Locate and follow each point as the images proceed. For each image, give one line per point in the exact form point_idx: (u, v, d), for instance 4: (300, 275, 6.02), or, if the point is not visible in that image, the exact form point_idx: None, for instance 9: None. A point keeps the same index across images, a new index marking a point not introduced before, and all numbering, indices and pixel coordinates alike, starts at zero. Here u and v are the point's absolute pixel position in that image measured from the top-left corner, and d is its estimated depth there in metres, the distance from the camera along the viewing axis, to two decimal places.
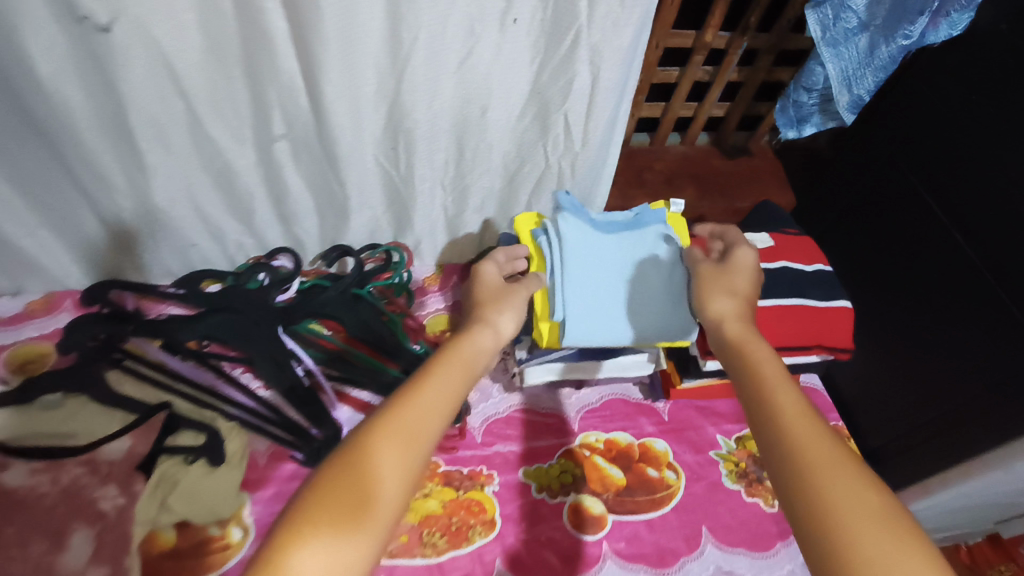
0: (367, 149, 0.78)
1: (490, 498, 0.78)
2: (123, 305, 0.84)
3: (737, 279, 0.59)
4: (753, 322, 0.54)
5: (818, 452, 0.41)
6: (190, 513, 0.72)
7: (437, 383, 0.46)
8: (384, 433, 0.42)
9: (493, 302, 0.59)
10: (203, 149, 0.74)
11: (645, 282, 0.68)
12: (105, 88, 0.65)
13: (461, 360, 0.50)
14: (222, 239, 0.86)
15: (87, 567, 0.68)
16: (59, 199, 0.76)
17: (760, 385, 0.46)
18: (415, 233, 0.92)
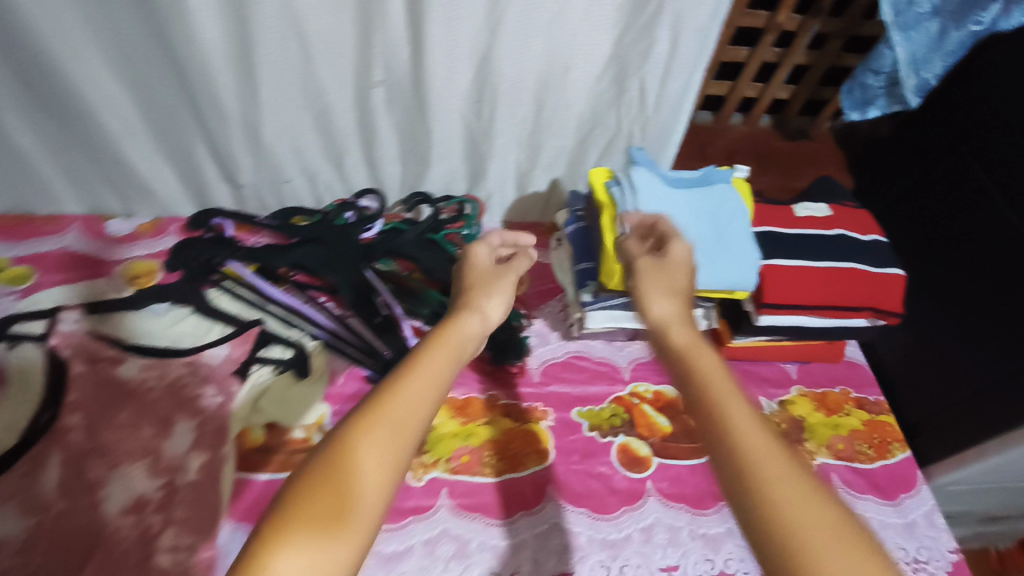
0: (455, 100, 0.85)
1: (544, 431, 0.85)
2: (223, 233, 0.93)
3: (677, 277, 0.61)
4: (694, 321, 0.56)
5: (764, 450, 0.43)
6: (279, 415, 0.80)
7: (415, 381, 0.48)
8: (363, 434, 0.43)
9: (480, 287, 0.64)
10: (309, 90, 0.82)
11: (714, 232, 0.73)
12: (237, 23, 0.73)
13: (445, 349, 0.53)
14: (313, 178, 0.93)
15: (189, 453, 0.75)
16: (178, 128, 0.85)
17: (707, 393, 0.48)
18: (488, 187, 0.98)
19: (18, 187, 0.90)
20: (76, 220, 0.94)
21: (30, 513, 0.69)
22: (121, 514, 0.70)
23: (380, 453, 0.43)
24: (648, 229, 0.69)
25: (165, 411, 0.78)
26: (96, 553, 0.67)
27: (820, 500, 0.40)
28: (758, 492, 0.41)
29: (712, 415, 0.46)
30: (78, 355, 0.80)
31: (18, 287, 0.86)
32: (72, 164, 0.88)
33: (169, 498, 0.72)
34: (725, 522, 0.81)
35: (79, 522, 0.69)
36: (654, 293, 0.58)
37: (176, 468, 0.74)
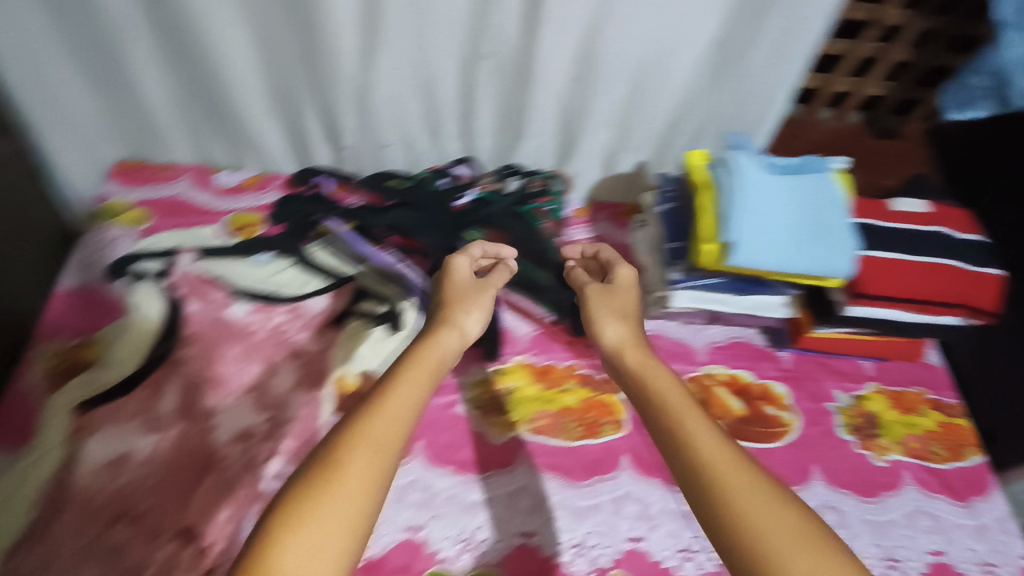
0: (558, 77, 0.86)
1: (620, 403, 0.87)
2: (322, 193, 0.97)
3: (621, 301, 0.72)
4: (644, 343, 0.66)
5: (714, 450, 0.50)
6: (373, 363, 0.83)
7: (399, 396, 0.52)
8: (355, 443, 0.47)
9: (460, 301, 0.69)
10: (422, 59, 0.84)
11: (816, 219, 0.72)
12: None
13: (426, 363, 0.57)
14: (412, 145, 0.96)
15: (292, 392, 0.80)
16: (291, 88, 0.89)
17: (666, 412, 0.55)
18: (576, 165, 1.00)
19: (139, 135, 0.96)
20: (188, 170, 0.99)
21: (152, 431, 0.75)
22: (231, 441, 0.75)
23: (367, 462, 0.46)
24: (592, 260, 0.85)
25: (269, 353, 0.83)
26: (209, 474, 0.73)
27: (763, 489, 0.47)
28: (714, 495, 0.47)
29: (669, 427, 0.53)
30: (191, 295, 0.86)
31: (137, 228, 0.92)
32: (191, 116, 0.93)
33: (273, 431, 0.77)
34: None
35: (194, 444, 0.75)
36: (604, 319, 0.69)
37: (279, 405, 0.79)
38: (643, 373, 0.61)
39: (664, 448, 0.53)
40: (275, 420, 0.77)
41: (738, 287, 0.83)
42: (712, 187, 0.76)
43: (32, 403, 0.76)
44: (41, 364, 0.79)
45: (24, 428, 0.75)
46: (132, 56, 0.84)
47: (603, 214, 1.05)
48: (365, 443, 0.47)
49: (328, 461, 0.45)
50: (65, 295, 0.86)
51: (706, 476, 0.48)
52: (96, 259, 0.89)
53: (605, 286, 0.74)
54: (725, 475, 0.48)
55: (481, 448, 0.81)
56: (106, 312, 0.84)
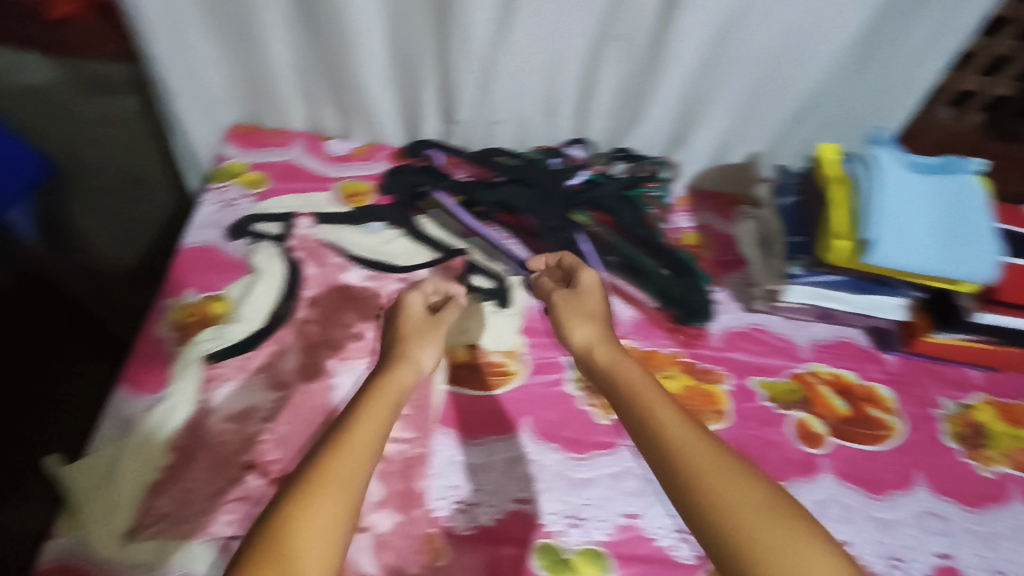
0: (686, 63, 0.85)
1: (724, 394, 0.87)
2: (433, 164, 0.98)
3: (589, 301, 0.69)
4: (613, 340, 0.63)
5: (683, 437, 0.50)
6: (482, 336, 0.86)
7: (352, 436, 0.50)
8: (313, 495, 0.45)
9: (415, 338, 0.65)
10: (553, 37, 0.84)
11: (956, 225, 0.71)
12: None
13: (386, 392, 0.56)
14: (523, 123, 0.96)
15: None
16: (415, 62, 0.89)
17: (639, 402, 0.54)
18: (685, 151, 1.00)
19: (259, 99, 0.97)
20: (301, 136, 1.01)
21: (275, 386, 0.77)
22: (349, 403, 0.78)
23: (338, 494, 0.46)
24: (557, 269, 0.79)
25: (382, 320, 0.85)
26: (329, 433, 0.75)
27: (742, 476, 0.47)
28: (700, 489, 0.47)
29: (640, 415, 0.53)
30: (308, 258, 0.87)
31: (254, 190, 0.94)
32: (312, 83, 0.94)
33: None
34: (899, 509, 0.80)
35: (314, 403, 0.77)
36: (573, 322, 0.66)
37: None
38: (613, 368, 0.60)
39: (637, 434, 0.53)
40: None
41: (860, 286, 0.83)
42: (848, 182, 0.76)
43: (163, 352, 0.79)
44: (169, 314, 0.82)
45: (153, 375, 0.77)
46: (267, 22, 0.86)
47: (705, 204, 1.05)
48: (334, 477, 0.46)
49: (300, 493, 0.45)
50: (190, 250, 0.88)
51: (678, 462, 0.49)
52: (218, 216, 0.91)
53: (570, 291, 0.70)
54: (695, 460, 0.49)
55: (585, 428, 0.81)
56: (230, 270, 0.86)
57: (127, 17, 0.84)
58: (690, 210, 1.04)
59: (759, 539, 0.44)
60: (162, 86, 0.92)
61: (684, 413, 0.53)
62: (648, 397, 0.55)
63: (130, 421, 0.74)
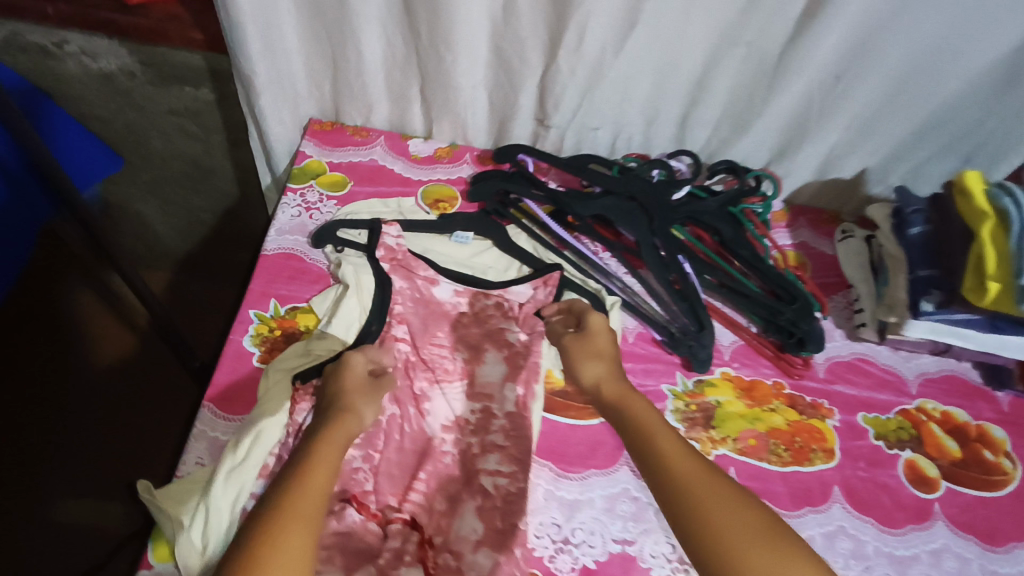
0: (813, 76, 0.78)
1: (830, 430, 0.83)
2: (521, 169, 0.91)
3: (599, 341, 0.74)
4: (621, 378, 0.69)
5: (683, 463, 0.59)
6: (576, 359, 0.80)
7: (317, 472, 0.56)
8: (286, 521, 0.50)
9: (354, 400, 0.67)
10: (671, 44, 0.76)
11: None
12: None
13: (338, 437, 0.61)
14: (621, 129, 0.90)
15: (502, 385, 0.77)
16: (516, 65, 0.81)
17: (648, 434, 0.62)
18: (790, 164, 0.92)
19: (341, 95, 0.91)
20: (380, 134, 0.96)
21: None
22: (443, 431, 0.74)
23: (304, 523, 0.51)
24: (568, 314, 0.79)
25: (474, 340, 0.81)
26: (426, 462, 0.72)
27: (732, 500, 0.55)
28: (695, 511, 0.55)
29: (648, 442, 0.62)
30: (395, 269, 0.82)
31: (336, 194, 0.89)
32: (398, 79, 0.88)
33: (487, 424, 0.75)
34: (1017, 563, 0.76)
35: (408, 429, 0.74)
36: (583, 363, 0.71)
37: (491, 397, 0.77)
38: (621, 404, 0.67)
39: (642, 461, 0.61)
40: (487, 412, 0.75)
41: (992, 325, 0.75)
42: (998, 216, 0.71)
43: (250, 369, 0.75)
44: (254, 328, 0.78)
45: (242, 394, 0.74)
46: (361, 17, 0.79)
47: (803, 221, 0.99)
48: (296, 511, 0.51)
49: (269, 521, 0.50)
50: (273, 256, 0.83)
51: (678, 486, 0.57)
52: (300, 221, 0.86)
53: (579, 335, 0.75)
54: (692, 486, 0.57)
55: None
56: (316, 279, 0.82)
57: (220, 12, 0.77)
58: (787, 226, 0.98)
59: (744, 554, 0.52)
60: (249, 79, 0.84)
61: (684, 441, 0.61)
62: (654, 426, 0.63)
63: (220, 445, 0.70)
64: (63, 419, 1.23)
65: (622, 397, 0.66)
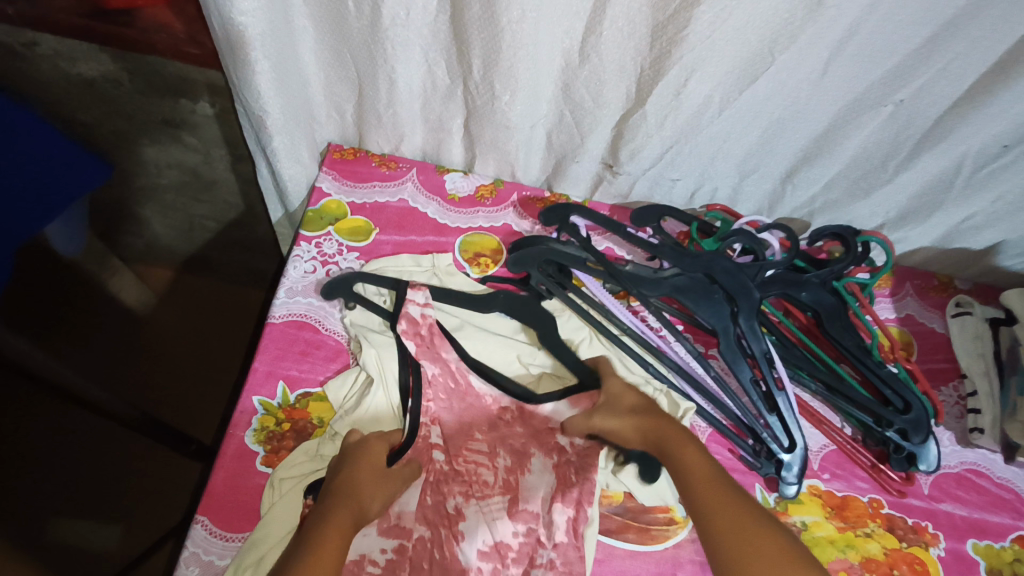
0: (971, 145, 0.63)
1: (934, 561, 0.69)
2: (572, 240, 0.74)
3: (625, 402, 0.64)
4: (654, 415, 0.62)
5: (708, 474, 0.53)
6: (637, 460, 0.66)
7: (340, 507, 0.52)
8: (320, 540, 0.48)
9: (373, 457, 0.59)
10: (795, 95, 0.61)
11: None
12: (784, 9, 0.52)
13: (342, 523, 0.51)
14: (707, 182, 0.75)
15: (550, 504, 0.64)
16: (589, 108, 0.66)
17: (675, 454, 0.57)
18: (908, 230, 0.77)
19: (366, 123, 0.76)
20: (411, 165, 0.81)
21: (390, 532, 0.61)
22: (478, 560, 0.61)
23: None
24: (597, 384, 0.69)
25: (516, 440, 0.68)
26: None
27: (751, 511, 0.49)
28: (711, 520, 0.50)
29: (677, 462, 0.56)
30: (421, 351, 0.68)
31: (359, 243, 0.75)
32: (441, 110, 0.72)
33: (532, 555, 0.62)
34: None
35: (438, 556, 0.61)
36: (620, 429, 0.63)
37: (536, 518, 0.64)
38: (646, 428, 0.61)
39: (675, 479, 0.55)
40: (534, 538, 0.63)
41: None
42: None
43: (253, 473, 0.63)
44: (258, 419, 0.65)
45: (241, 506, 0.61)
46: (401, 45, 0.63)
47: (908, 289, 0.83)
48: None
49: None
50: (282, 325, 0.70)
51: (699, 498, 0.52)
52: (315, 278, 0.73)
53: (602, 407, 0.65)
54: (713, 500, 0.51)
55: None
56: (332, 356, 0.69)
57: (221, 44, 0.62)
58: (890, 295, 0.83)
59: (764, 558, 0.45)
60: (259, 118, 0.68)
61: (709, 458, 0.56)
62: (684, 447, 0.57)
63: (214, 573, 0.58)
64: (59, 448, 1.12)
65: (652, 430, 0.60)
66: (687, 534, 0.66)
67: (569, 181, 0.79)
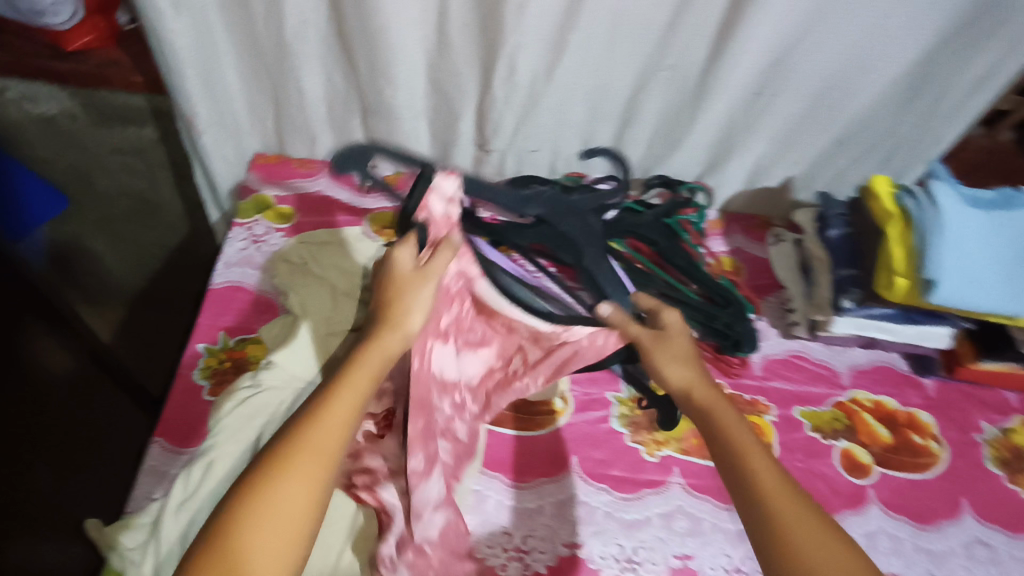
0: (735, 91, 0.80)
1: (768, 425, 0.86)
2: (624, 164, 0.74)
3: (678, 342, 0.68)
4: (707, 379, 0.64)
5: (775, 485, 0.53)
6: (659, 406, 0.83)
7: (343, 397, 0.53)
8: (286, 465, 0.47)
9: (400, 298, 0.62)
10: (596, 70, 0.79)
11: None
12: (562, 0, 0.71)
13: (364, 372, 0.56)
14: (560, 152, 0.93)
15: (475, 390, 0.81)
16: (451, 94, 0.84)
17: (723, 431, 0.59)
18: (721, 177, 0.96)
19: (284, 129, 0.94)
20: (325, 164, 0.99)
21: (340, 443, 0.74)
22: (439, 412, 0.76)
23: (311, 469, 0.48)
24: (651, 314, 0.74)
25: None
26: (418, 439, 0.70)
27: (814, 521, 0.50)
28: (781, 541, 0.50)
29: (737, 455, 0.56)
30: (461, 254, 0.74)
31: (282, 225, 0.92)
32: (343, 112, 0.91)
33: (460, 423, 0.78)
34: (947, 539, 0.81)
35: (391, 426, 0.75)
36: (665, 363, 0.67)
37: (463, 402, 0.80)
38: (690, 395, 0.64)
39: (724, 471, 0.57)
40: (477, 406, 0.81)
41: (910, 317, 0.79)
42: (903, 216, 0.73)
43: (200, 402, 0.77)
44: (203, 360, 0.80)
45: (191, 426, 0.76)
46: (303, 55, 0.81)
47: (736, 228, 1.03)
48: (304, 450, 0.48)
49: (273, 455, 0.48)
50: (220, 289, 0.86)
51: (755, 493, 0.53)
52: (247, 253, 0.89)
53: (654, 333, 0.70)
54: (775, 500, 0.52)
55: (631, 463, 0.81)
56: (264, 309, 0.85)
57: (160, 64, 0.80)
58: (722, 233, 1.02)
59: None
60: (190, 120, 0.86)
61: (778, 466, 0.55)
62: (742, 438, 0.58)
63: (168, 478, 0.72)
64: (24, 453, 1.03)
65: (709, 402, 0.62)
66: (565, 419, 0.84)
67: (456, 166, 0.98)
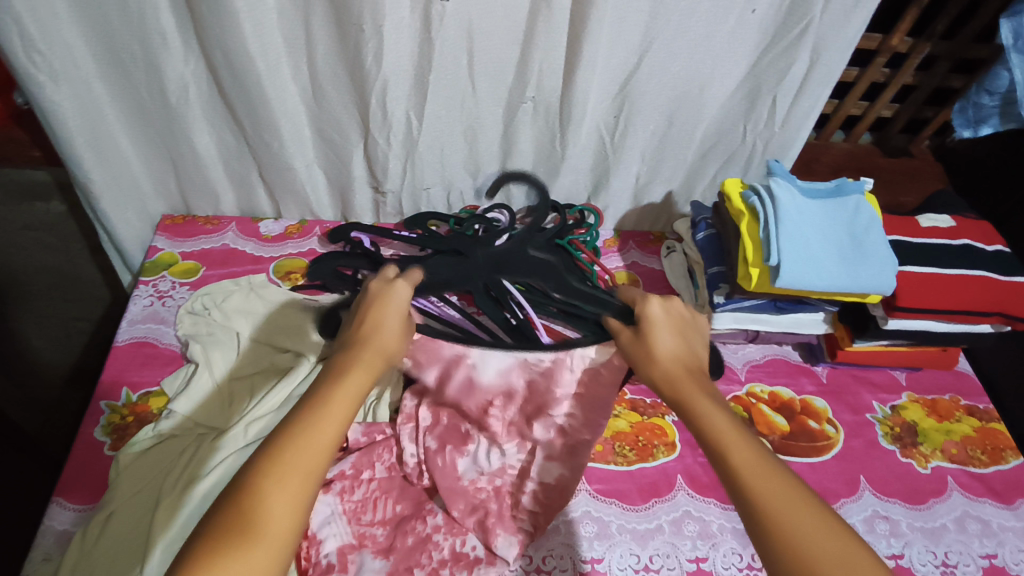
0: (592, 113, 0.87)
1: (669, 424, 0.91)
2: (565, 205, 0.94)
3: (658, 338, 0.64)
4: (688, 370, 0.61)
5: (762, 474, 0.50)
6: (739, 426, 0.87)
7: (342, 401, 0.52)
8: (279, 478, 0.45)
9: (374, 326, 0.60)
10: (465, 106, 0.86)
11: (862, 248, 0.76)
12: (419, 49, 0.78)
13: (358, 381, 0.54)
14: (452, 187, 0.98)
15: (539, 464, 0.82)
16: (338, 141, 0.90)
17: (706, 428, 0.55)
18: (607, 198, 1.01)
19: (186, 190, 0.98)
20: (231, 220, 1.03)
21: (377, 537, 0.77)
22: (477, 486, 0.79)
23: (300, 488, 0.46)
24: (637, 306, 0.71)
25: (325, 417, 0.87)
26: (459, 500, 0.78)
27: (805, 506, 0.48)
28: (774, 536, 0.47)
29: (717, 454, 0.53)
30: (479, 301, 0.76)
31: (186, 280, 0.95)
32: (240, 168, 0.95)
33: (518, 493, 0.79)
34: (849, 516, 0.84)
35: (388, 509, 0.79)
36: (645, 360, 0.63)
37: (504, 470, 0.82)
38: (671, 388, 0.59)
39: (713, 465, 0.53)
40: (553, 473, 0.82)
41: (778, 306, 0.85)
42: (750, 212, 0.79)
43: (101, 457, 0.78)
44: (104, 417, 0.81)
45: (90, 483, 0.76)
46: (191, 115, 0.86)
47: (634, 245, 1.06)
48: (292, 470, 0.46)
49: (263, 471, 0.46)
50: (125, 346, 0.88)
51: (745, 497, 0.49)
52: (152, 309, 0.92)
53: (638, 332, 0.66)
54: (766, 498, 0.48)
55: (555, 487, 0.81)
56: (168, 362, 0.87)
57: (51, 138, 0.85)
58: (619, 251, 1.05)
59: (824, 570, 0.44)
60: (85, 185, 0.90)
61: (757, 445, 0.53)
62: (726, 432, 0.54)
63: (62, 536, 0.72)
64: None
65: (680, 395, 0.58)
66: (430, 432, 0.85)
67: (358, 211, 1.02)
